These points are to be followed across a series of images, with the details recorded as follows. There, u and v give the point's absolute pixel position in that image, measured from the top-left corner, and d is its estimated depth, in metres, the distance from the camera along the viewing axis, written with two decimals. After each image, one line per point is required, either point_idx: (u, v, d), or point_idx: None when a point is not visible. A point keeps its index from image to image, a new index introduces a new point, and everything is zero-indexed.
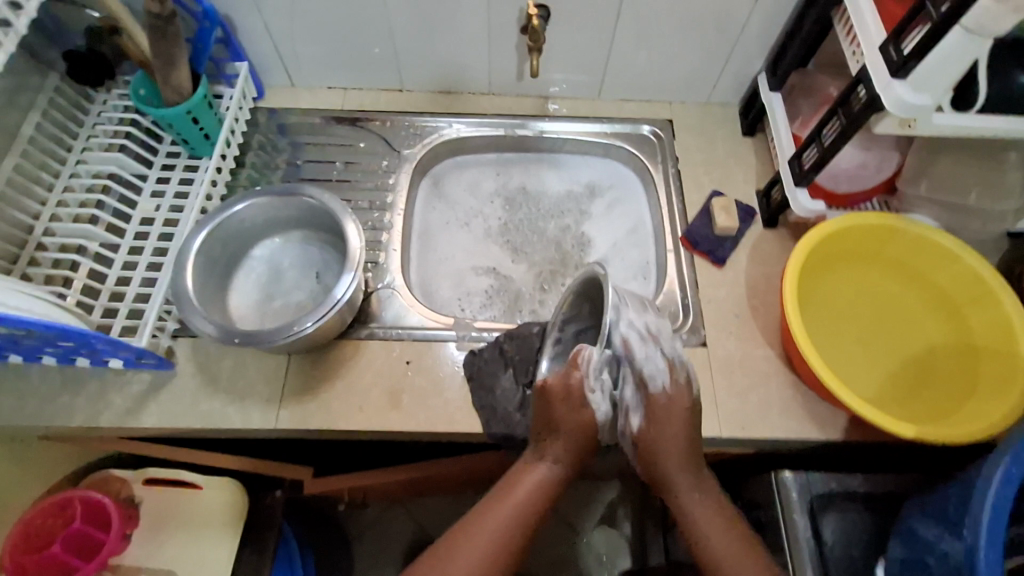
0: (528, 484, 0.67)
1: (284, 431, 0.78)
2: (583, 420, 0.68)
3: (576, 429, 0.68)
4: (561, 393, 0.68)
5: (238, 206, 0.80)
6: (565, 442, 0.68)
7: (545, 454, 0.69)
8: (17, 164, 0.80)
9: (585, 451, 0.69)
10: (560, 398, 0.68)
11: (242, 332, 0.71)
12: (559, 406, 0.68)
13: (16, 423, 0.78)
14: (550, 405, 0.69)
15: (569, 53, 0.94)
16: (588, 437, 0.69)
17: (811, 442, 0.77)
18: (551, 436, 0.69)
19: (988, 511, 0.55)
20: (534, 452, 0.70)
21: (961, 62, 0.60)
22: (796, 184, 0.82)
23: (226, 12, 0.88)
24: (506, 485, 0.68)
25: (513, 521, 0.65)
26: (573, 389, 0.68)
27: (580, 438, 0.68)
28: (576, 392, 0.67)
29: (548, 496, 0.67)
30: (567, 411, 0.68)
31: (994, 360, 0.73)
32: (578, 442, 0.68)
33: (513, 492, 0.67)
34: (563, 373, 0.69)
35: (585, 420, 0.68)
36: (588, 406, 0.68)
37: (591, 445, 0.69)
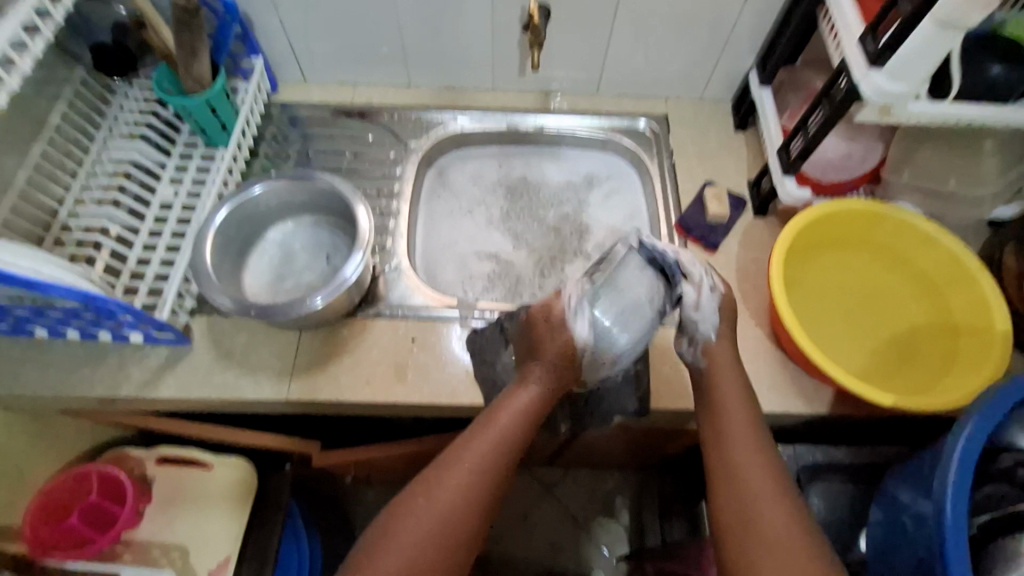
0: (514, 406, 0.69)
1: (294, 404, 0.82)
2: (563, 339, 0.71)
3: (559, 349, 0.71)
4: (543, 316, 0.74)
5: (254, 190, 0.84)
6: (547, 362, 0.71)
7: (529, 379, 0.72)
8: (44, 150, 0.85)
9: (567, 373, 0.72)
10: (541, 323, 0.73)
11: (257, 305, 0.76)
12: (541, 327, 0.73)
13: (41, 394, 0.82)
14: (533, 331, 0.74)
15: (568, 50, 0.99)
16: (568, 357, 0.72)
17: (798, 417, 0.81)
18: (535, 361, 0.72)
19: (953, 467, 0.59)
20: (517, 380, 0.72)
21: (933, 53, 0.64)
22: (783, 174, 0.86)
23: (243, 9, 0.93)
24: (490, 412, 0.69)
25: (497, 441, 0.66)
26: (553, 314, 0.73)
27: (561, 358, 0.72)
28: (557, 316, 0.73)
29: (533, 417, 0.69)
30: (549, 332, 0.72)
31: (972, 337, 0.76)
32: (559, 364, 0.71)
33: (499, 414, 0.68)
34: (544, 305, 0.75)
35: (566, 342, 0.71)
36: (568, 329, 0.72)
37: (573, 367, 0.72)
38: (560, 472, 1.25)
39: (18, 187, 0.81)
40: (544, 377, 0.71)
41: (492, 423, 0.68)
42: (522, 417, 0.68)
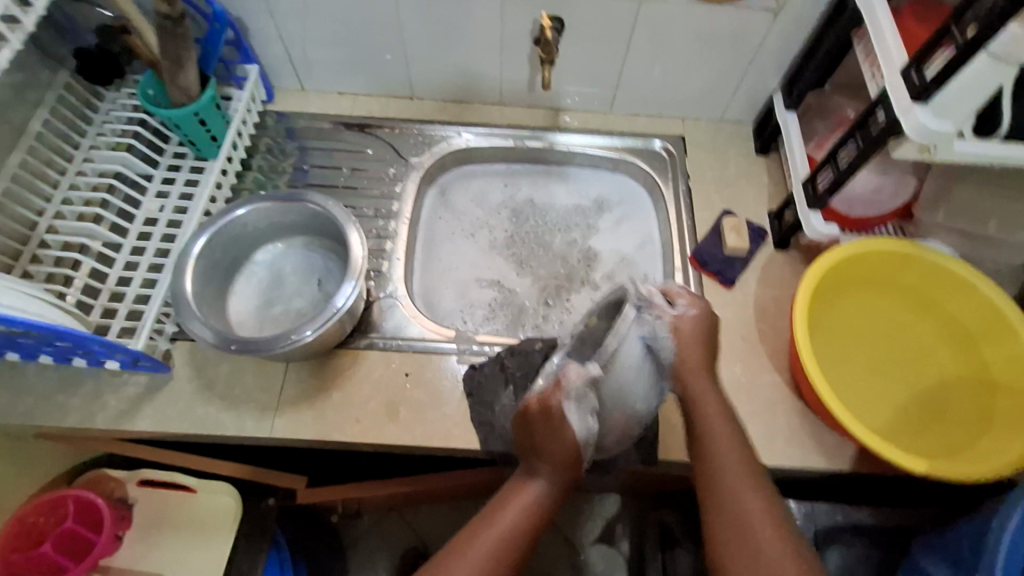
0: (522, 502, 0.62)
1: (278, 441, 0.77)
2: (565, 443, 0.63)
3: (561, 451, 0.63)
4: (541, 415, 0.64)
5: (241, 211, 0.79)
6: (552, 463, 0.64)
7: (536, 475, 0.64)
8: (22, 160, 0.79)
9: (573, 472, 0.65)
10: (539, 421, 0.64)
11: (239, 339, 0.70)
12: (539, 425, 0.64)
13: (10, 421, 0.77)
14: (531, 428, 0.65)
15: (582, 66, 0.93)
16: (574, 457, 0.64)
17: (818, 473, 0.75)
18: (538, 456, 0.64)
19: (1000, 555, 0.54)
20: (523, 474, 0.66)
21: (982, 89, 0.58)
22: (810, 208, 0.80)
23: (238, 15, 0.88)
24: (493, 507, 0.62)
25: (511, 535, 0.59)
26: (552, 413, 0.64)
27: (568, 459, 0.64)
28: (556, 415, 0.63)
29: (542, 517, 0.62)
30: (549, 432, 0.64)
31: (1010, 396, 0.71)
32: (567, 463, 0.64)
33: (505, 510, 0.61)
34: (542, 397, 0.65)
35: (568, 442, 0.63)
36: (568, 426, 0.63)
37: (578, 468, 0.65)
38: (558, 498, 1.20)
39: None
40: (553, 475, 0.64)
41: (514, 502, 0.62)
42: (531, 514, 0.62)
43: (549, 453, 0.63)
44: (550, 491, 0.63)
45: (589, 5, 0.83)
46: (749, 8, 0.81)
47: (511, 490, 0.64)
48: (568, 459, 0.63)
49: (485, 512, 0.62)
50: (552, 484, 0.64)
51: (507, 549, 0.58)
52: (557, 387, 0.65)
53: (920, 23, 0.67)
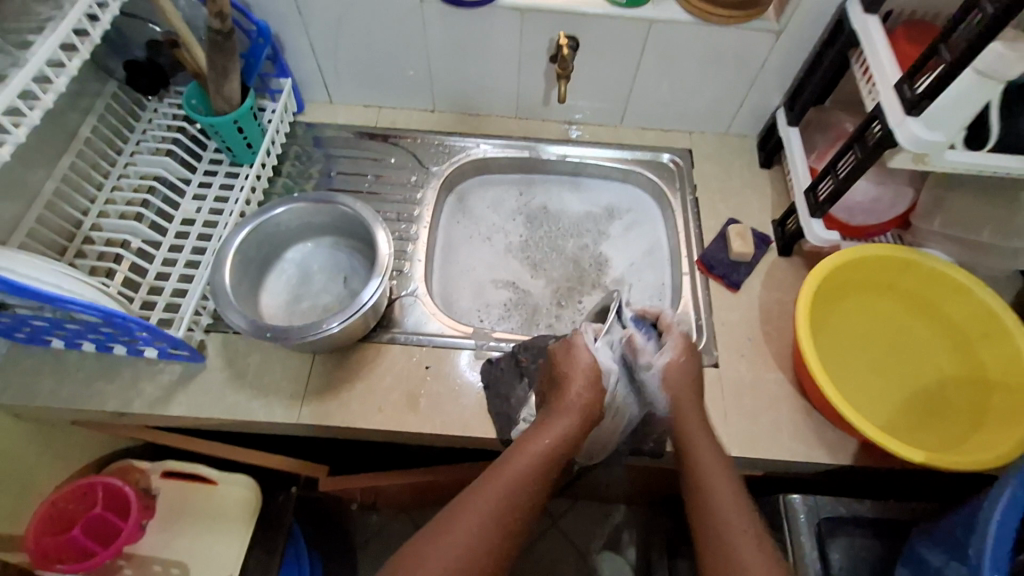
0: (541, 441, 0.63)
1: (304, 428, 0.81)
2: (584, 367, 0.69)
3: (586, 368, 0.69)
4: (563, 347, 0.73)
5: (276, 211, 0.84)
6: (573, 398, 0.67)
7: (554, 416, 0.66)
8: (72, 162, 0.86)
9: (590, 409, 0.67)
10: (561, 351, 0.72)
11: (274, 328, 0.75)
12: (561, 356, 0.72)
13: (53, 405, 0.82)
14: (555, 364, 0.72)
15: (595, 82, 0.98)
16: (595, 375, 0.69)
17: (820, 467, 0.78)
18: (558, 388, 0.69)
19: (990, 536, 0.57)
20: (537, 419, 0.67)
21: (974, 103, 0.62)
22: (810, 215, 0.85)
23: (276, 32, 0.95)
24: (504, 458, 0.62)
25: (525, 476, 0.59)
26: (573, 343, 0.72)
27: (589, 382, 0.69)
28: (577, 341, 0.72)
29: (558, 458, 0.62)
30: (568, 360, 0.71)
31: (1005, 395, 0.74)
32: (591, 383, 0.69)
33: (517, 457, 0.61)
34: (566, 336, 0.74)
35: (589, 363, 0.70)
36: (589, 350, 0.71)
37: (597, 396, 0.68)
38: (567, 504, 1.23)
39: (44, 197, 0.82)
40: (568, 415, 0.66)
41: (529, 446, 0.62)
42: (552, 450, 0.62)
43: (570, 374, 0.69)
44: (569, 431, 0.64)
45: (603, 26, 0.89)
46: (752, 29, 0.87)
47: (531, 432, 0.64)
48: (593, 376, 0.69)
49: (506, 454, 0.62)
50: (569, 423, 0.65)
51: (519, 486, 0.59)
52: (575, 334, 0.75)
53: (913, 47, 0.73)
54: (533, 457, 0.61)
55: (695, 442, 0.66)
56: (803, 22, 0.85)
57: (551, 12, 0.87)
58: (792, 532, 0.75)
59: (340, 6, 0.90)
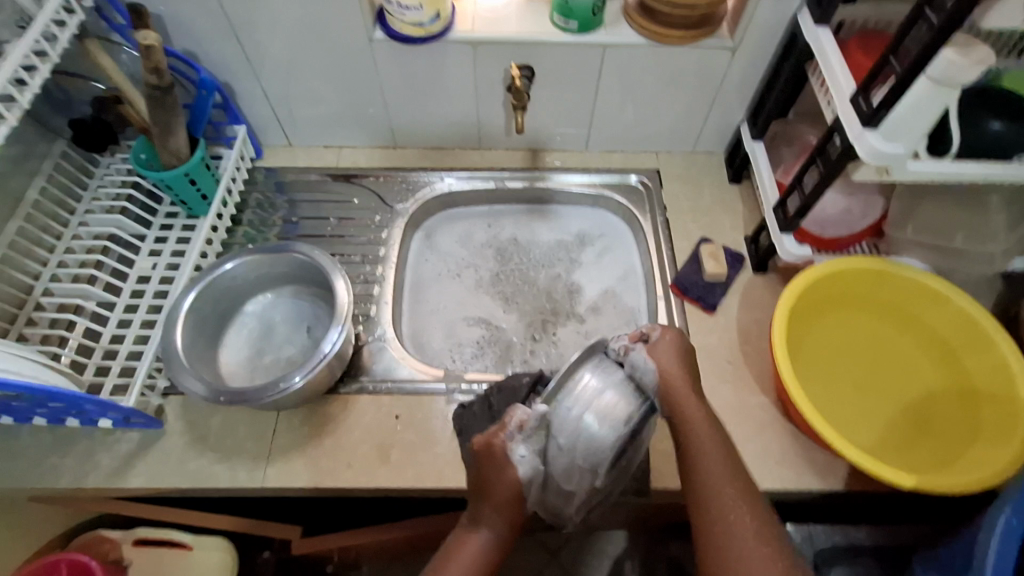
0: (467, 551, 0.61)
1: (271, 491, 0.77)
2: (508, 480, 0.61)
3: (508, 489, 0.61)
4: (485, 453, 0.62)
5: (231, 264, 0.81)
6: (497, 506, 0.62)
7: (481, 522, 0.63)
8: (19, 227, 0.82)
9: (518, 514, 0.63)
10: (483, 460, 0.62)
11: (229, 390, 0.71)
12: (484, 466, 0.62)
13: (2, 486, 0.77)
14: (478, 468, 0.63)
15: (554, 109, 0.97)
16: (518, 494, 0.62)
17: (812, 494, 0.75)
18: (482, 501, 0.63)
19: (989, 565, 0.54)
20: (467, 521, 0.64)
21: (930, 111, 0.61)
22: (781, 232, 0.82)
23: (226, 80, 0.93)
24: None
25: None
26: (494, 453, 0.62)
27: (510, 497, 0.62)
28: (497, 452, 0.61)
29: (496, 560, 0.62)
30: (494, 473, 0.62)
31: (994, 406, 0.71)
32: (509, 505, 0.62)
33: None
34: (486, 436, 0.63)
35: (512, 479, 0.61)
36: (511, 466, 0.61)
37: (523, 508, 0.63)
38: (564, 535, 1.15)
39: None
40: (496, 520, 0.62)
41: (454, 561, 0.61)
42: (489, 556, 0.62)
43: (491, 494, 0.61)
44: (497, 541, 0.62)
45: (557, 53, 0.87)
46: (706, 48, 0.85)
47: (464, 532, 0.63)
48: (512, 498, 0.61)
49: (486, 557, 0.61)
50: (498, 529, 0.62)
51: None
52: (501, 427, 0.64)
53: (864, 56, 0.73)
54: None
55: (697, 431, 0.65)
56: (756, 37, 0.84)
57: (503, 43, 0.86)
58: None
59: (289, 49, 0.88)
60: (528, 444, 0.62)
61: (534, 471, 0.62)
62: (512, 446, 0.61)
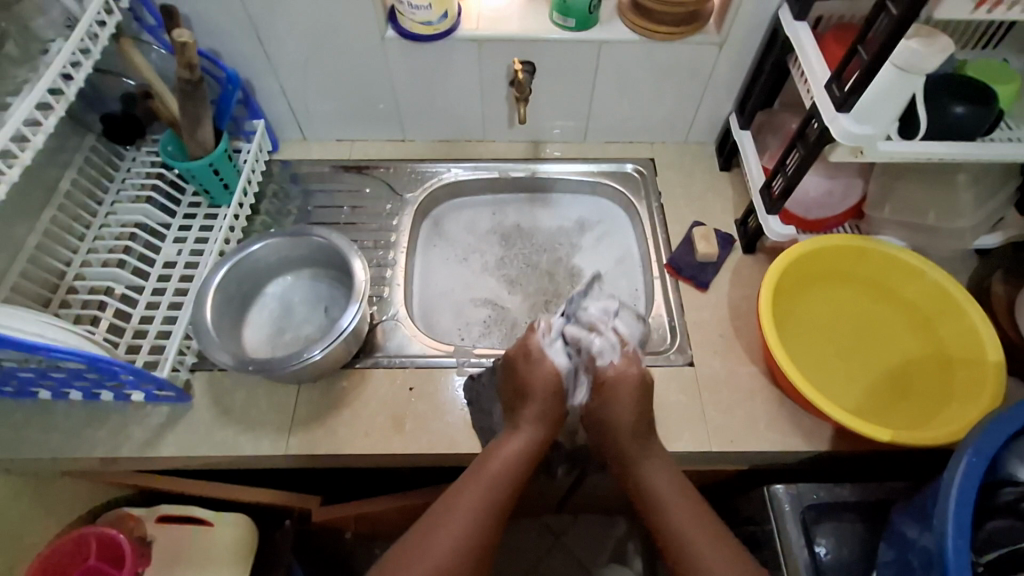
0: (492, 470, 0.69)
1: (293, 458, 0.83)
2: (547, 372, 0.76)
3: (544, 382, 0.75)
4: (522, 357, 0.77)
5: (255, 246, 0.87)
6: (538, 406, 0.75)
7: (520, 425, 0.74)
8: (54, 216, 0.87)
9: (555, 409, 0.76)
10: (520, 363, 0.77)
11: (256, 360, 0.77)
12: (520, 365, 0.77)
13: (41, 456, 0.83)
14: (516, 371, 0.77)
15: (554, 103, 1.03)
16: (555, 391, 0.76)
17: (799, 454, 0.80)
18: (523, 402, 0.75)
19: (954, 501, 0.59)
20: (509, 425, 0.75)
21: (898, 96, 0.67)
22: (767, 212, 0.88)
23: (246, 77, 0.99)
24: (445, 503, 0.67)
25: (496, 483, 0.68)
26: (531, 351, 0.77)
27: (548, 393, 0.75)
28: (534, 352, 0.77)
29: (530, 459, 0.72)
30: (529, 368, 0.76)
31: (965, 369, 0.77)
32: (548, 400, 0.75)
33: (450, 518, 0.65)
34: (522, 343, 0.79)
35: (550, 377, 0.76)
36: (543, 361, 0.77)
37: (559, 404, 0.76)
38: (569, 518, 1.21)
39: (27, 250, 0.83)
40: (533, 420, 0.74)
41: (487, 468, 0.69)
42: (525, 449, 0.72)
43: (534, 388, 0.75)
44: (535, 440, 0.73)
45: (557, 49, 0.93)
46: (696, 43, 0.92)
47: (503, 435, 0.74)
48: (550, 392, 0.75)
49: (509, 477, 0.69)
50: (532, 433, 0.73)
51: (475, 527, 0.65)
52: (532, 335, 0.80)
53: (839, 47, 0.79)
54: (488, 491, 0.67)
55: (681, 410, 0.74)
56: (742, 32, 0.90)
57: (506, 40, 0.92)
58: (777, 521, 0.78)
59: (305, 47, 0.94)
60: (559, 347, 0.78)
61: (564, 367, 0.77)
62: (546, 345, 0.78)
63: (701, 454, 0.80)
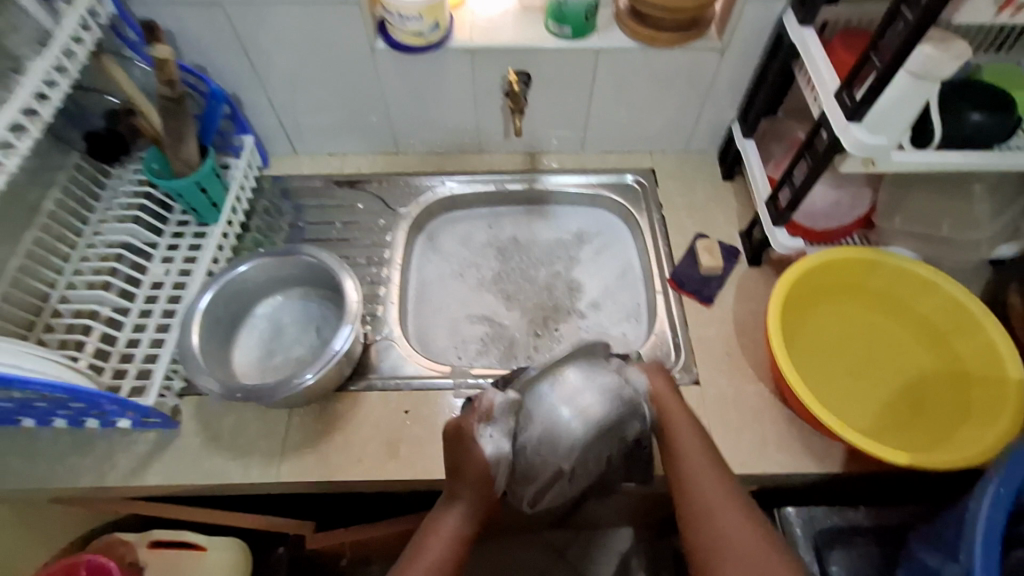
0: (441, 532, 0.64)
1: (284, 486, 0.80)
2: (474, 459, 0.65)
3: (477, 470, 0.65)
4: (453, 436, 0.66)
5: (243, 267, 0.84)
6: (473, 482, 0.66)
7: (454, 501, 0.66)
8: (37, 237, 0.85)
9: (488, 492, 0.67)
10: (451, 443, 0.66)
11: (244, 388, 0.74)
12: (454, 447, 0.66)
13: (25, 487, 0.80)
14: (449, 452, 0.67)
15: (551, 113, 1.00)
16: (485, 477, 0.66)
17: (810, 477, 0.77)
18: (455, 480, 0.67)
19: (980, 535, 0.56)
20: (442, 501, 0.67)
21: (912, 104, 0.64)
22: (774, 225, 0.85)
23: (234, 91, 0.96)
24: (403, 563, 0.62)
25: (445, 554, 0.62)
26: (463, 434, 0.66)
27: (478, 480, 0.66)
28: (467, 434, 0.66)
29: (462, 540, 0.65)
30: (462, 452, 0.65)
31: (983, 386, 0.74)
32: (481, 484, 0.66)
33: None
34: (457, 421, 0.67)
35: (478, 464, 0.65)
36: (479, 447, 0.66)
37: (491, 488, 0.67)
38: (570, 534, 1.17)
39: (9, 274, 0.80)
40: (472, 497, 0.66)
41: (421, 557, 0.62)
42: (464, 523, 0.65)
43: (464, 472, 0.65)
44: (472, 513, 0.66)
45: (552, 59, 0.91)
46: (697, 49, 0.88)
47: (437, 510, 0.67)
48: (481, 476, 0.65)
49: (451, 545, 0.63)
50: (468, 508, 0.66)
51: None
52: (472, 413, 0.68)
53: (847, 53, 0.76)
54: (438, 558, 0.62)
55: (680, 437, 0.69)
56: (744, 38, 0.87)
57: (500, 50, 0.89)
58: (790, 548, 0.74)
59: (293, 59, 0.91)
60: (495, 429, 0.67)
61: (502, 453, 0.66)
62: (479, 429, 0.67)
63: None
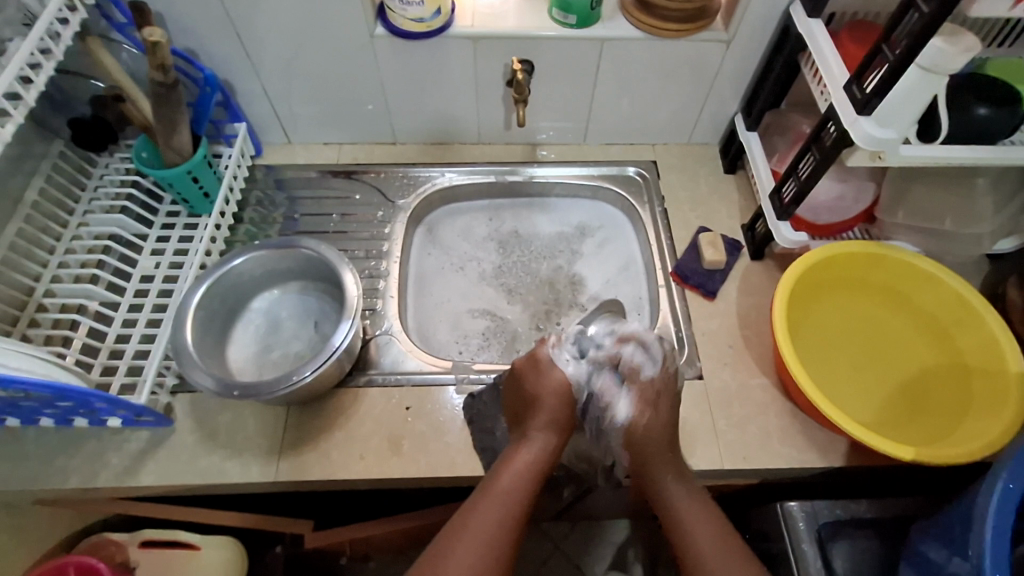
0: (518, 465, 0.67)
1: (283, 484, 0.78)
2: (553, 379, 0.72)
3: (554, 391, 0.71)
4: (530, 365, 0.74)
5: (238, 259, 0.82)
6: (544, 414, 0.70)
7: (530, 434, 0.70)
8: (19, 228, 0.81)
9: (568, 416, 0.71)
10: (528, 369, 0.74)
11: (241, 384, 0.71)
12: (528, 375, 0.73)
13: (11, 489, 0.77)
14: (523, 380, 0.73)
15: (553, 103, 0.98)
16: (566, 396, 0.72)
17: (814, 470, 0.77)
18: (533, 410, 0.71)
19: (991, 530, 0.56)
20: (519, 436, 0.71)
21: (919, 98, 0.64)
22: (777, 218, 0.85)
23: (225, 78, 0.93)
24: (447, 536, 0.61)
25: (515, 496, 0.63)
26: (540, 360, 0.73)
27: (560, 403, 0.71)
28: (543, 359, 0.73)
29: (540, 472, 0.67)
30: (537, 376, 0.73)
31: (984, 380, 0.74)
32: (560, 402, 0.71)
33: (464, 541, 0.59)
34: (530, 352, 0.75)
35: (559, 381, 0.72)
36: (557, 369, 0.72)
37: (572, 410, 0.72)
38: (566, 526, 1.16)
39: None
40: (545, 426, 0.70)
41: (480, 515, 0.61)
42: (537, 463, 0.67)
43: (541, 396, 0.71)
44: (548, 446, 0.69)
45: (555, 48, 0.89)
46: (702, 41, 0.87)
47: (512, 452, 0.68)
48: (560, 395, 0.71)
49: (530, 489, 0.65)
50: (543, 441, 0.69)
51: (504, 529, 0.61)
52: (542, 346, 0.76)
53: (858, 48, 0.75)
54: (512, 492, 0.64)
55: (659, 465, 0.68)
56: (750, 29, 0.86)
57: (503, 38, 0.87)
58: (793, 542, 0.75)
59: (288, 44, 0.88)
60: (571, 354, 0.74)
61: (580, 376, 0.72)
62: (557, 354, 0.73)
63: (714, 473, 0.76)
